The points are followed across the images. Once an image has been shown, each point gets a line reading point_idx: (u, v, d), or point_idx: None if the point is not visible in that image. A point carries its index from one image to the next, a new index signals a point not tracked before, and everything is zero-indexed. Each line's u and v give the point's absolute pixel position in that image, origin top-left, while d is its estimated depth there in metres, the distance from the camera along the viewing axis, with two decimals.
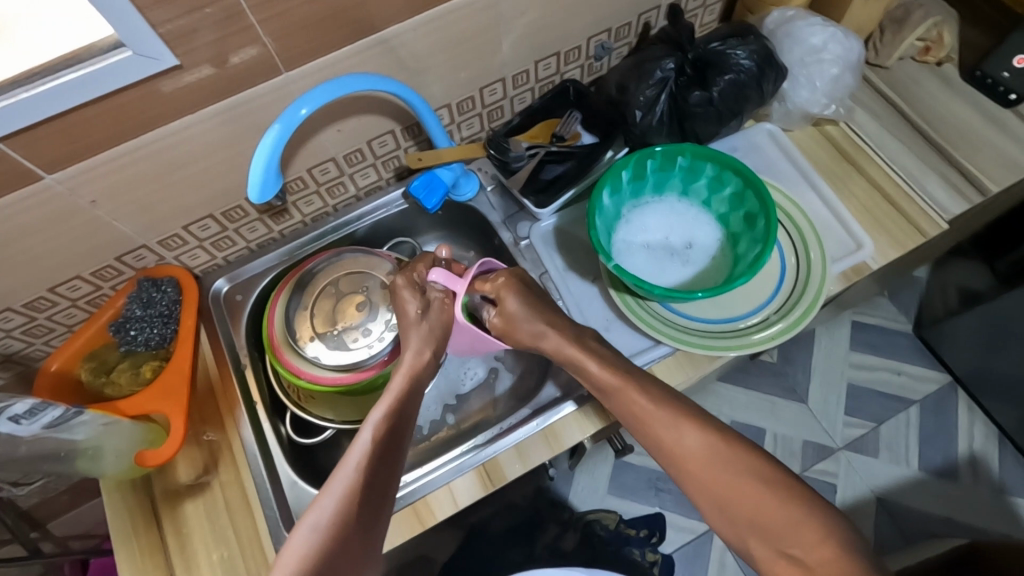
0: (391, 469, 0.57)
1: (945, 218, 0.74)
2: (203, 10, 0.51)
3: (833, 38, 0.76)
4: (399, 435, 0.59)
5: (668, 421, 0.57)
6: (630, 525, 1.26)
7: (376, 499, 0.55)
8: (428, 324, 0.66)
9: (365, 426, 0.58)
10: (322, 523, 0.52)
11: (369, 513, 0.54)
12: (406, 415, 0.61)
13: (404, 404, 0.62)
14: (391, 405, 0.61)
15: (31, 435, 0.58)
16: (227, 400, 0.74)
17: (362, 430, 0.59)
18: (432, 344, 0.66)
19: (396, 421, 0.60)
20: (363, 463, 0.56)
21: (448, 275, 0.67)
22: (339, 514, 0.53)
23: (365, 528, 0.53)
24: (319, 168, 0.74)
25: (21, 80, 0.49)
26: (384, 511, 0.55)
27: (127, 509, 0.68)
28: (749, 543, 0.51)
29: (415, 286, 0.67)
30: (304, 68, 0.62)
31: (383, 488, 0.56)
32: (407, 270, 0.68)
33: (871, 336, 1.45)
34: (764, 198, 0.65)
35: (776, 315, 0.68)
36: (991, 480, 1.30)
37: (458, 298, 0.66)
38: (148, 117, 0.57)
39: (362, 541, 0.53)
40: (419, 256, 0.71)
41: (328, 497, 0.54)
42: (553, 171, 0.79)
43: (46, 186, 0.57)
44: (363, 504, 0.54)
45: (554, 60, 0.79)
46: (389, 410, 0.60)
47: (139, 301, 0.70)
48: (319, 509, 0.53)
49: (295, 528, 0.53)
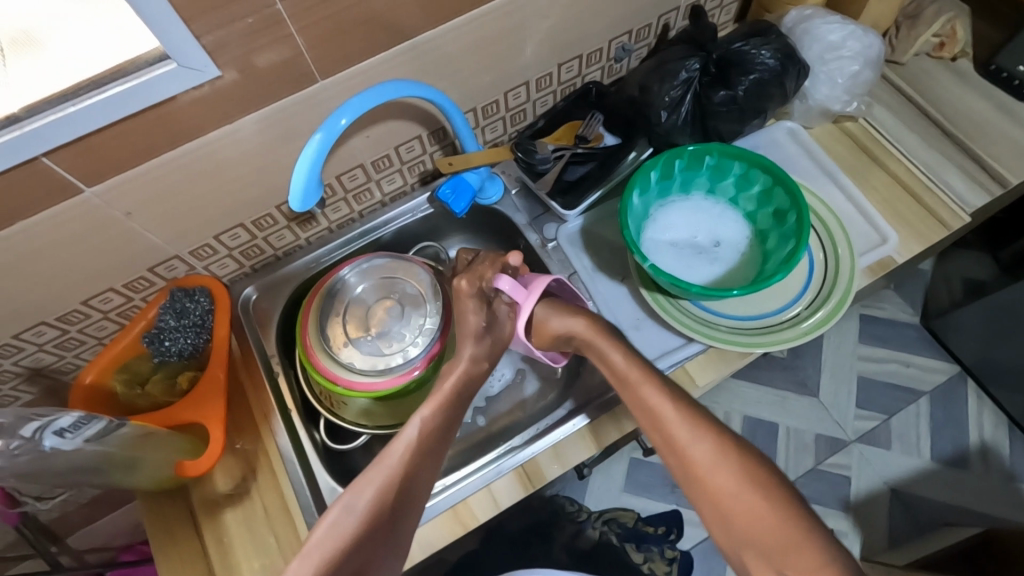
0: (429, 468, 0.59)
1: (967, 211, 0.75)
2: (245, 20, 0.51)
3: (851, 35, 0.77)
4: (442, 435, 0.61)
5: (684, 422, 0.54)
6: (648, 522, 1.28)
7: (410, 493, 0.57)
8: (489, 339, 0.66)
9: (413, 421, 0.60)
10: (358, 508, 0.54)
11: (402, 506, 0.56)
12: (451, 416, 0.63)
13: (450, 407, 0.63)
14: (440, 402, 0.62)
15: (76, 448, 0.57)
16: (261, 408, 0.74)
17: (409, 424, 0.60)
18: (487, 355, 0.66)
19: (440, 422, 0.61)
20: (403, 457, 0.58)
21: (514, 286, 0.64)
22: (375, 502, 0.55)
23: (395, 521, 0.55)
24: (347, 175, 0.75)
25: (68, 94, 0.50)
26: (416, 505, 0.57)
27: (168, 518, 0.69)
28: (743, 556, 0.49)
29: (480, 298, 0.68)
30: (336, 77, 0.62)
31: (419, 484, 0.58)
32: (475, 275, 0.68)
33: (879, 328, 1.46)
34: (796, 195, 0.66)
35: (807, 311, 0.69)
36: (1002, 469, 1.32)
37: (522, 310, 0.64)
38: (186, 128, 0.57)
39: (391, 531, 0.55)
40: (489, 258, 0.70)
41: (366, 483, 0.56)
42: (576, 172, 0.80)
43: (85, 200, 0.57)
44: (399, 496, 0.56)
45: (577, 62, 0.80)
46: (438, 409, 0.62)
47: (172, 312, 0.70)
48: (356, 492, 0.55)
49: (330, 507, 0.55)
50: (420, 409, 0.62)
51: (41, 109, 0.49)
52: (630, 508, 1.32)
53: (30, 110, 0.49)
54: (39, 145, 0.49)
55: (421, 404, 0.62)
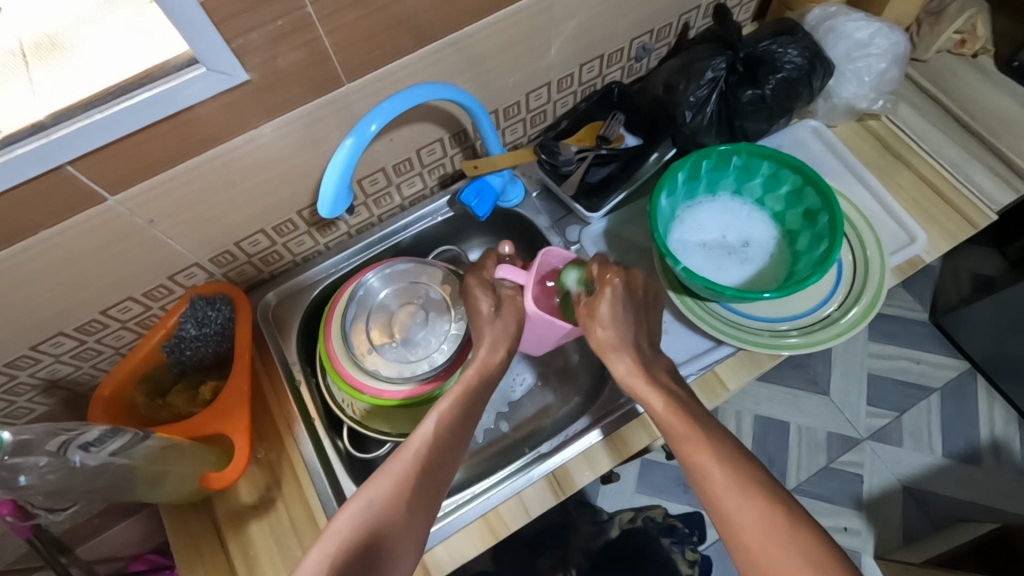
0: (449, 461, 0.58)
1: (993, 209, 0.75)
2: (274, 23, 0.50)
3: (878, 33, 0.76)
4: (461, 429, 0.60)
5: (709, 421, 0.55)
6: (675, 518, 1.28)
7: (430, 486, 0.56)
8: (501, 324, 0.66)
9: (430, 415, 0.59)
10: (377, 500, 0.53)
11: (421, 497, 0.55)
12: (470, 409, 0.62)
13: (470, 401, 0.62)
14: (457, 395, 0.62)
15: (101, 463, 0.56)
16: (285, 417, 0.73)
17: (427, 419, 0.60)
18: (504, 342, 0.66)
19: (458, 415, 0.61)
20: (421, 449, 0.57)
21: (513, 269, 0.66)
22: (394, 494, 0.54)
23: (414, 513, 0.54)
24: (369, 178, 0.73)
25: (95, 100, 0.48)
26: (436, 498, 0.56)
27: (191, 530, 0.68)
28: None
29: (486, 285, 0.67)
30: (362, 80, 0.61)
31: (439, 477, 0.57)
32: (479, 270, 0.69)
33: (890, 325, 1.46)
34: (828, 195, 0.65)
35: (838, 311, 0.68)
36: (1014, 464, 1.32)
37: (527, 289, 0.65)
38: (211, 134, 0.56)
39: (412, 522, 0.53)
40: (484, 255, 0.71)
41: (385, 476, 0.55)
42: (599, 173, 0.79)
43: (109, 208, 0.56)
44: (418, 488, 0.55)
45: (598, 62, 0.79)
46: (456, 403, 0.61)
47: (193, 320, 0.69)
48: (375, 485, 0.55)
49: (349, 500, 0.54)
50: (437, 405, 0.61)
51: (66, 116, 0.48)
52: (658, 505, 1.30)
53: (56, 117, 0.48)
54: (65, 153, 0.48)
55: (440, 399, 0.62)
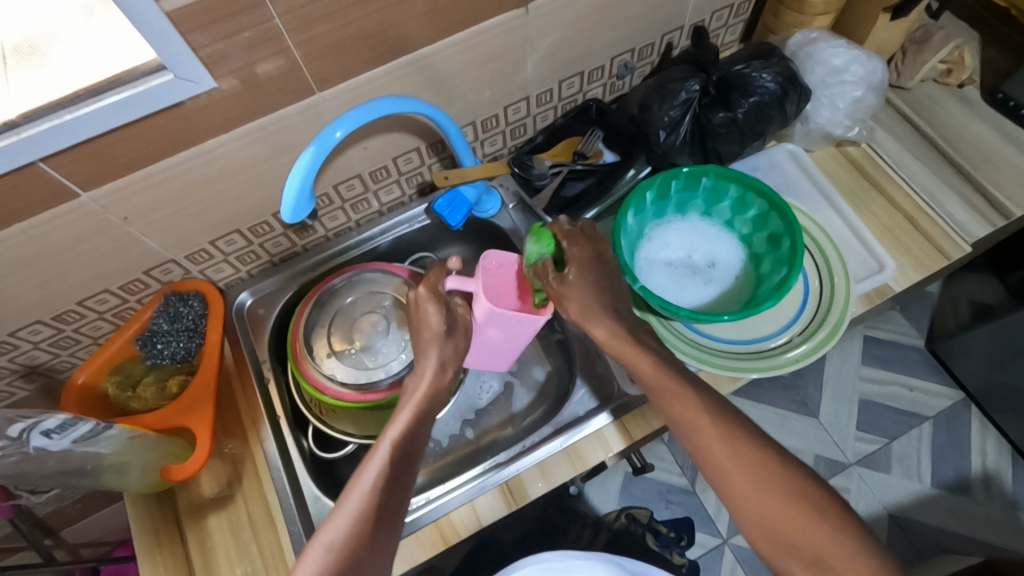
0: (404, 491, 0.56)
1: (968, 240, 0.74)
2: (242, 33, 0.52)
3: (855, 60, 0.77)
4: (412, 456, 0.57)
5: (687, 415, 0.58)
6: (662, 523, 1.25)
7: (386, 522, 0.54)
8: (452, 342, 0.61)
9: (381, 444, 0.57)
10: (336, 543, 0.52)
11: (382, 531, 0.53)
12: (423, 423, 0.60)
13: (421, 423, 0.60)
14: (410, 416, 0.59)
15: (63, 449, 0.58)
16: (251, 413, 0.74)
17: (379, 446, 0.57)
18: (454, 361, 0.62)
19: (409, 439, 0.58)
20: (376, 481, 0.55)
21: (460, 280, 0.62)
22: (352, 534, 0.52)
23: (373, 552, 0.52)
24: (344, 185, 0.75)
25: (64, 102, 0.51)
26: (396, 533, 0.55)
27: (151, 522, 0.69)
28: None
29: (438, 300, 0.61)
30: (334, 89, 0.62)
31: (396, 510, 0.55)
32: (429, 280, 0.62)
33: (883, 350, 1.42)
34: (790, 221, 0.65)
35: (800, 336, 0.69)
36: (1004, 497, 1.28)
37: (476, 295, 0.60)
38: (185, 136, 0.57)
39: (375, 559, 0.53)
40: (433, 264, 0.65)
41: (342, 519, 0.53)
42: (575, 188, 0.81)
43: (81, 204, 0.57)
44: (375, 527, 0.53)
45: (578, 79, 0.80)
46: (406, 428, 0.58)
47: (165, 315, 0.71)
48: (333, 527, 0.53)
49: (310, 548, 0.52)
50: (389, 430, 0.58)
51: (38, 116, 0.50)
52: (644, 506, 1.28)
53: (27, 117, 0.50)
54: (33, 152, 0.50)
55: (389, 423, 0.59)
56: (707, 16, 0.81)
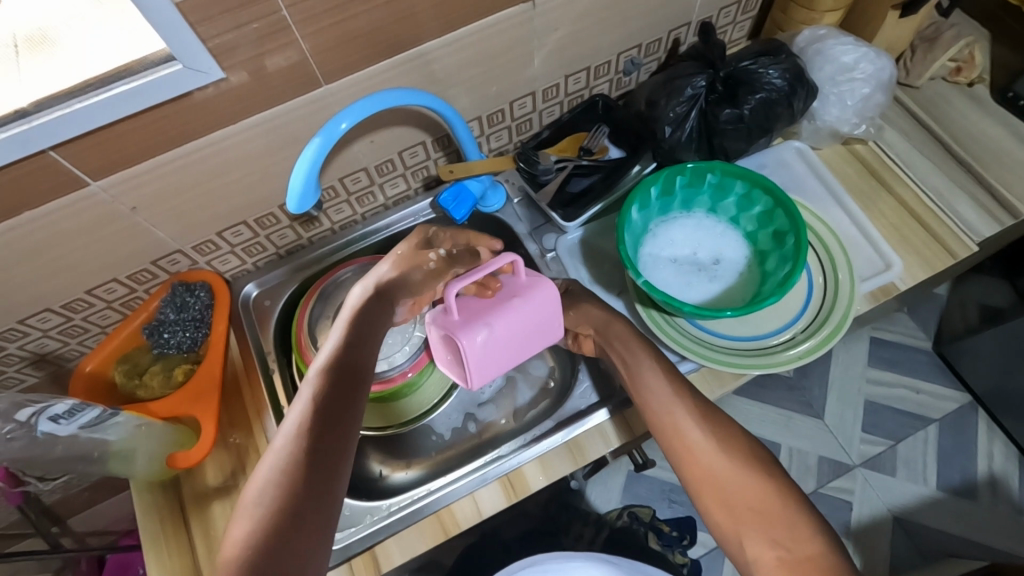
0: (342, 406, 0.53)
1: (976, 240, 0.73)
2: (250, 25, 0.52)
3: (864, 57, 0.76)
4: (344, 373, 0.55)
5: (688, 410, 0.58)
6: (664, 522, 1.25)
7: (329, 439, 0.51)
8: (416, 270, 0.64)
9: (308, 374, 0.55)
10: (273, 470, 0.49)
11: (326, 446, 0.50)
12: (364, 334, 0.59)
13: (355, 340, 0.58)
14: (346, 330, 0.59)
15: (70, 434, 0.59)
16: (255, 404, 0.75)
17: (307, 381, 0.56)
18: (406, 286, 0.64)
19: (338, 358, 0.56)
20: (314, 394, 0.54)
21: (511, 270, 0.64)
22: (290, 459, 0.49)
23: (319, 469, 0.49)
24: (351, 177, 0.75)
25: (76, 91, 0.51)
26: (354, 433, 0.52)
27: (155, 510, 0.70)
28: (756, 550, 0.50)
29: (426, 239, 0.65)
30: (340, 82, 0.62)
31: (338, 425, 0.52)
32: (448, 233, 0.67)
33: (890, 352, 1.41)
34: (795, 218, 0.65)
35: (804, 334, 0.68)
36: (1011, 502, 1.27)
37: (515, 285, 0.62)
38: (193, 127, 0.58)
39: (323, 476, 0.49)
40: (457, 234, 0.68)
41: (285, 437, 0.51)
42: (581, 184, 0.81)
43: (91, 193, 0.58)
44: (324, 434, 0.51)
45: (584, 74, 0.80)
46: (342, 341, 0.58)
47: (172, 305, 0.72)
48: (269, 459, 0.50)
49: (257, 472, 0.50)
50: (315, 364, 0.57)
51: (50, 104, 0.51)
52: (647, 505, 1.28)
53: (39, 105, 0.51)
54: (43, 140, 0.51)
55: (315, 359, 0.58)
56: (714, 12, 0.81)
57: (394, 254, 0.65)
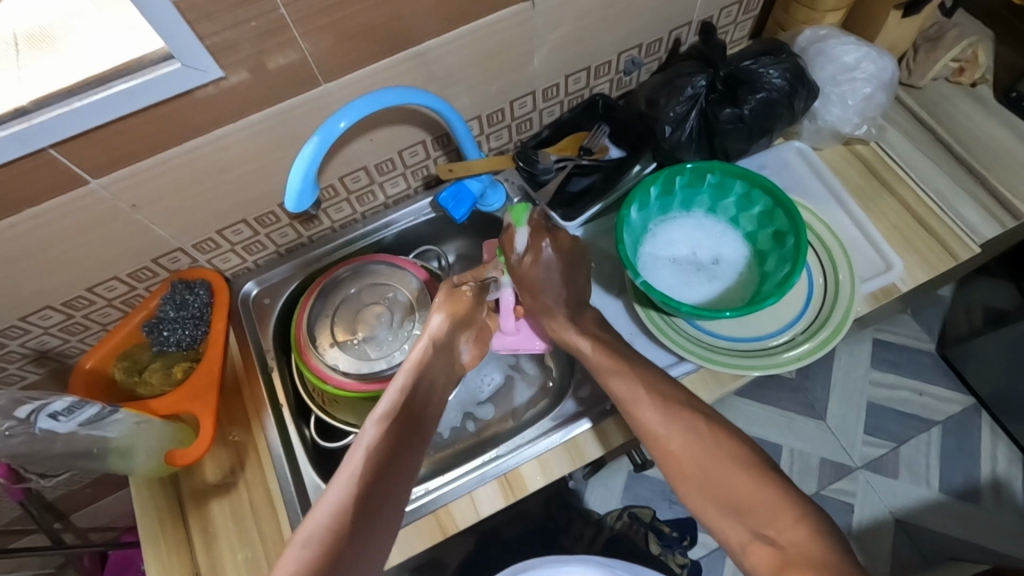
0: (403, 457, 0.53)
1: (978, 242, 0.72)
2: (250, 23, 0.52)
3: (866, 57, 0.76)
4: (405, 428, 0.55)
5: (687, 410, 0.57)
6: (665, 522, 1.24)
7: (388, 485, 0.50)
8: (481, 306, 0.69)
9: (372, 419, 0.55)
10: (330, 509, 0.48)
11: (384, 495, 0.50)
12: (424, 386, 0.60)
13: (413, 396, 0.59)
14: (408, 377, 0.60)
15: (69, 431, 0.59)
16: (254, 401, 0.75)
17: (368, 426, 0.55)
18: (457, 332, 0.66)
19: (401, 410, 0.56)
20: (375, 440, 0.53)
21: None
22: (348, 499, 0.48)
23: (374, 516, 0.48)
24: (350, 176, 0.76)
25: (75, 90, 0.52)
26: (411, 481, 0.52)
27: (154, 507, 0.70)
28: None
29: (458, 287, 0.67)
30: (340, 80, 0.62)
31: (396, 476, 0.51)
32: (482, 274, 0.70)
33: (893, 354, 1.41)
34: (795, 218, 0.65)
35: (802, 335, 0.68)
36: (1014, 505, 1.26)
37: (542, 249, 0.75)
38: (195, 125, 0.58)
39: (375, 522, 0.48)
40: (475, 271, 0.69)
41: (348, 472, 0.51)
42: (581, 183, 0.80)
43: (91, 190, 0.58)
44: (385, 477, 0.51)
45: (584, 74, 0.80)
46: (401, 390, 0.59)
47: (172, 303, 0.73)
48: (328, 498, 0.49)
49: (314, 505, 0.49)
50: (377, 410, 0.57)
51: (49, 103, 0.51)
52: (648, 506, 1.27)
53: (38, 104, 0.51)
54: (42, 138, 0.51)
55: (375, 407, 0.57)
56: (715, 13, 0.81)
57: (446, 307, 0.66)
